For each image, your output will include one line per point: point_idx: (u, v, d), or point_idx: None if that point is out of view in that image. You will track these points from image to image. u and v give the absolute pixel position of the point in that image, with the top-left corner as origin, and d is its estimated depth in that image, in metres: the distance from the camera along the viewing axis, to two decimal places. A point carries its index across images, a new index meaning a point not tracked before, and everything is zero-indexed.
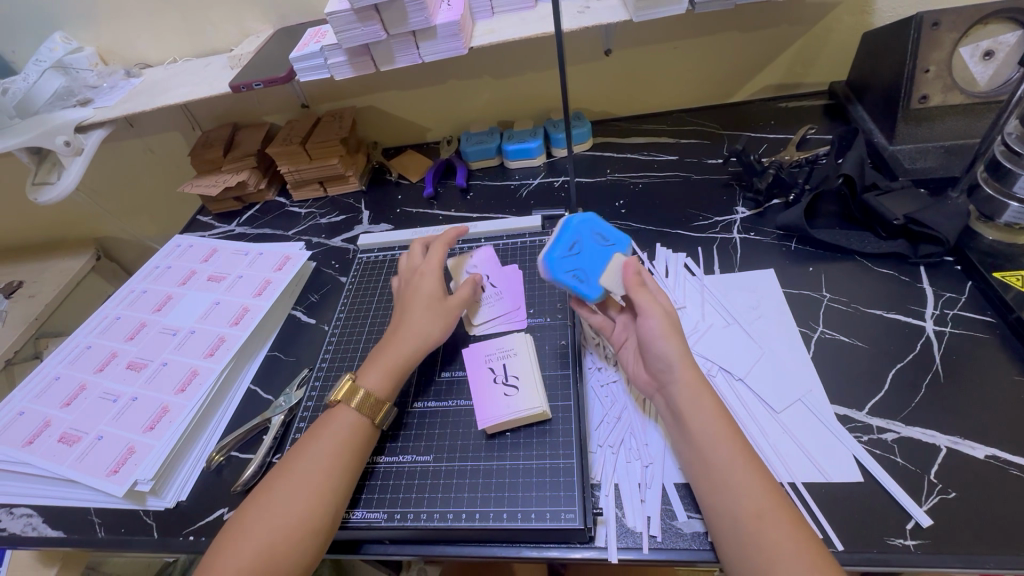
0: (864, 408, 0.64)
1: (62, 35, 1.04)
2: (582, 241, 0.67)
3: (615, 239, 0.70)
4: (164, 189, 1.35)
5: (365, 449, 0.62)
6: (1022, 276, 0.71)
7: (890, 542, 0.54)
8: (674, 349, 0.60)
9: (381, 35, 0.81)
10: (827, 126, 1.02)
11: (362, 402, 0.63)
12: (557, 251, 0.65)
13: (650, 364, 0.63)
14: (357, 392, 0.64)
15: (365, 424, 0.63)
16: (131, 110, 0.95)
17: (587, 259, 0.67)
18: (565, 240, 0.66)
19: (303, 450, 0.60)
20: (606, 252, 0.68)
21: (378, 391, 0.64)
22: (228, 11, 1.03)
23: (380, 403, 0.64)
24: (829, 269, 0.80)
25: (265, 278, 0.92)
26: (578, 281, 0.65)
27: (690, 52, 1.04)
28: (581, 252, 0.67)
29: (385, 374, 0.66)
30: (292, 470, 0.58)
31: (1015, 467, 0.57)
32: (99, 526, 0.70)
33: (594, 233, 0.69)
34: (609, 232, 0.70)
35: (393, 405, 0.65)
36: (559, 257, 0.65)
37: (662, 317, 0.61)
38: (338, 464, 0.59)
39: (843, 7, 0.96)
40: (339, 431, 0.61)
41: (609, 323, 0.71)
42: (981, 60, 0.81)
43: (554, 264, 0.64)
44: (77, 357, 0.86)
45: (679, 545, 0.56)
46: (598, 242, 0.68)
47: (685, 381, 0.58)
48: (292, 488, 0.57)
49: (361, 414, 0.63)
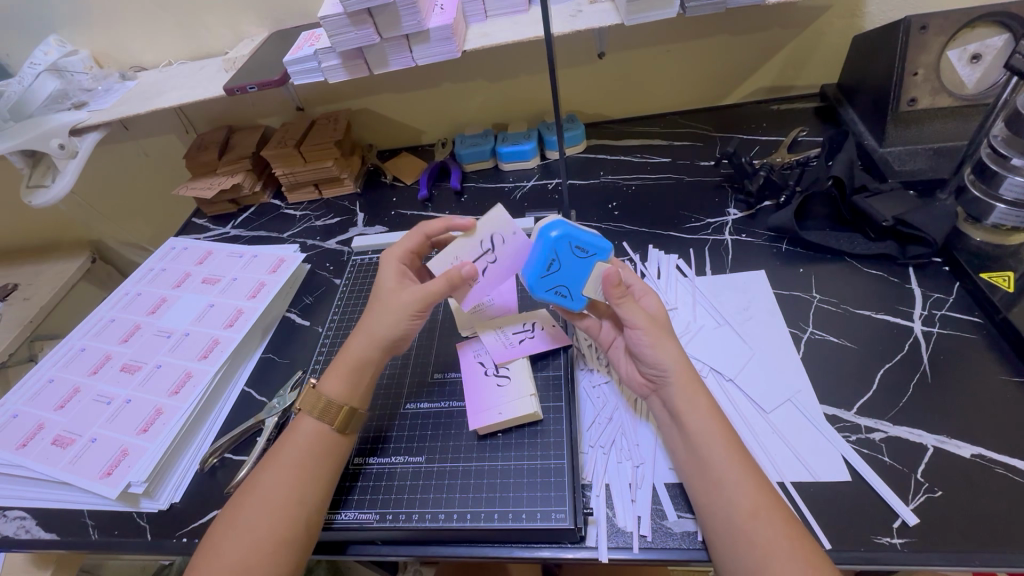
0: (852, 407, 0.65)
1: (57, 38, 1.04)
2: (561, 255, 0.63)
3: (594, 247, 0.63)
4: (160, 191, 1.35)
5: (332, 459, 0.61)
6: (1008, 277, 0.72)
7: (877, 540, 0.54)
8: (666, 353, 0.60)
9: (374, 39, 0.81)
10: (817, 128, 1.03)
11: (322, 411, 0.62)
12: (535, 274, 0.64)
13: (643, 368, 0.62)
14: (317, 400, 0.63)
15: (328, 432, 0.62)
16: (125, 113, 0.95)
17: (567, 274, 0.64)
18: (542, 259, 0.63)
19: (267, 467, 0.59)
20: (586, 265, 0.63)
21: (337, 399, 0.63)
22: (223, 15, 1.03)
23: (339, 408, 0.62)
24: (819, 270, 0.81)
25: (259, 280, 0.92)
26: (563, 296, 0.66)
27: (682, 56, 1.05)
28: (560, 268, 0.63)
29: (343, 379, 0.64)
30: (260, 485, 0.58)
31: (1000, 466, 0.57)
32: (92, 529, 0.70)
33: (571, 245, 0.62)
34: (586, 237, 0.62)
35: (358, 410, 0.63)
36: (538, 279, 0.64)
37: (648, 325, 0.61)
38: (304, 476, 0.58)
39: (833, 11, 0.97)
40: (302, 442, 0.61)
41: (598, 324, 0.71)
42: (968, 63, 0.82)
43: (536, 285, 0.64)
44: (70, 361, 0.86)
45: (669, 544, 0.56)
46: (576, 254, 0.63)
47: (679, 384, 0.58)
48: (262, 502, 0.56)
49: (322, 419, 0.62)
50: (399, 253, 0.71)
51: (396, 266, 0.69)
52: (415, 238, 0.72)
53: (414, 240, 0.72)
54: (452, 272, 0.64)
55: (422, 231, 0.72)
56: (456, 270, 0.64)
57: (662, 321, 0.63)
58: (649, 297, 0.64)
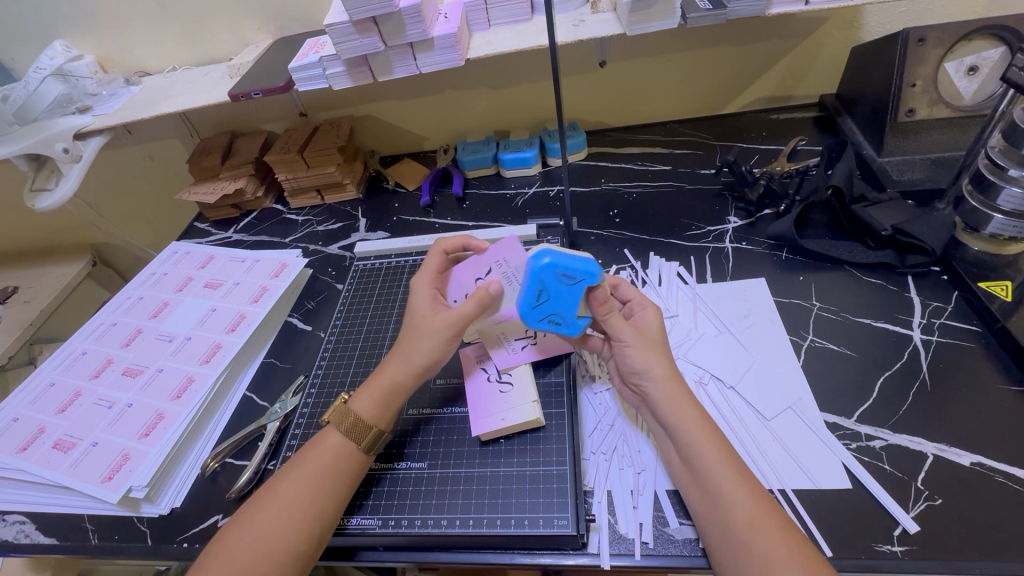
0: (853, 415, 0.65)
1: (62, 43, 1.05)
2: (548, 285, 0.63)
3: (581, 272, 0.61)
4: (161, 195, 1.36)
5: (351, 475, 0.61)
6: (1007, 286, 0.73)
7: (878, 548, 0.54)
8: (655, 364, 0.61)
9: (379, 47, 0.82)
10: (817, 138, 1.04)
11: (350, 428, 0.62)
12: (525, 306, 0.64)
13: (628, 379, 0.64)
14: (346, 417, 0.63)
15: (352, 450, 0.61)
16: (130, 117, 0.96)
17: (559, 302, 0.63)
18: (530, 290, 0.63)
19: (283, 475, 0.59)
20: (576, 291, 0.62)
21: (366, 418, 0.63)
22: (227, 21, 1.04)
23: (368, 428, 0.62)
24: (819, 278, 0.81)
25: (262, 285, 0.92)
26: (559, 323, 0.65)
27: (683, 65, 1.06)
28: (549, 297, 0.63)
29: (374, 400, 0.64)
30: (268, 493, 0.58)
31: (1000, 474, 0.58)
32: (92, 533, 0.70)
33: (556, 272, 0.62)
34: (574, 264, 0.61)
35: (385, 431, 0.63)
36: (529, 311, 0.64)
37: (631, 338, 0.63)
38: (321, 489, 0.58)
39: (832, 22, 0.98)
40: (323, 456, 0.60)
41: (602, 342, 0.71)
42: (965, 75, 0.83)
43: (529, 318, 0.65)
44: (72, 364, 0.86)
45: (671, 551, 0.56)
46: (564, 280, 0.62)
47: (665, 395, 0.59)
48: (274, 511, 0.56)
49: (348, 437, 0.62)
50: (428, 279, 0.71)
51: (428, 293, 0.69)
52: (435, 255, 0.74)
53: (436, 260, 0.73)
54: (480, 292, 0.65)
55: (439, 246, 0.74)
56: (485, 288, 0.65)
57: (653, 333, 0.64)
58: (645, 311, 0.66)
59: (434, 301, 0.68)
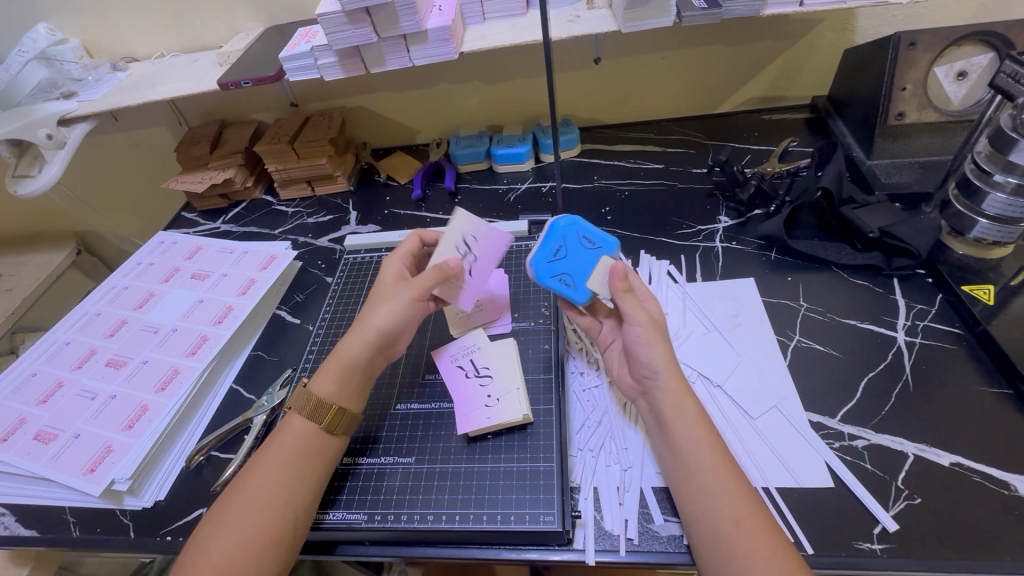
0: (837, 415, 0.66)
1: (46, 26, 1.02)
2: (568, 244, 0.68)
3: (601, 240, 0.68)
4: (148, 183, 1.34)
5: (321, 458, 0.61)
6: (989, 290, 0.74)
7: (859, 545, 0.55)
8: (661, 356, 0.61)
9: (372, 38, 0.81)
10: (808, 139, 1.05)
11: (312, 410, 0.62)
12: (541, 259, 0.67)
13: (634, 369, 0.63)
14: (307, 400, 0.62)
15: (316, 431, 0.61)
16: (116, 104, 0.94)
17: (574, 264, 0.67)
18: (549, 244, 0.67)
19: (256, 464, 0.59)
20: (593, 256, 0.67)
21: (327, 398, 0.62)
22: (217, 8, 1.02)
23: (330, 408, 0.62)
24: (806, 279, 0.82)
25: (250, 277, 0.92)
26: (568, 286, 0.67)
27: (677, 64, 1.06)
28: (566, 255, 0.67)
29: (334, 377, 0.63)
30: (247, 484, 0.57)
31: (977, 474, 0.59)
32: (74, 526, 0.69)
33: (579, 235, 0.68)
34: (595, 231, 0.68)
35: (348, 410, 0.63)
36: (544, 265, 0.67)
37: (647, 325, 0.62)
38: (290, 473, 0.58)
39: (825, 24, 0.99)
40: (290, 440, 0.60)
41: (596, 324, 0.72)
42: (954, 80, 0.84)
43: (541, 271, 0.67)
44: (54, 354, 0.85)
45: (655, 548, 0.57)
46: (584, 245, 0.68)
47: (669, 389, 0.59)
48: (247, 500, 0.56)
49: (311, 418, 0.62)
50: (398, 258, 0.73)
51: (397, 267, 0.72)
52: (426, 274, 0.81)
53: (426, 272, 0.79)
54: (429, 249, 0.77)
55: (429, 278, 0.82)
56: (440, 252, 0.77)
57: (660, 322, 0.64)
58: (650, 301, 0.66)
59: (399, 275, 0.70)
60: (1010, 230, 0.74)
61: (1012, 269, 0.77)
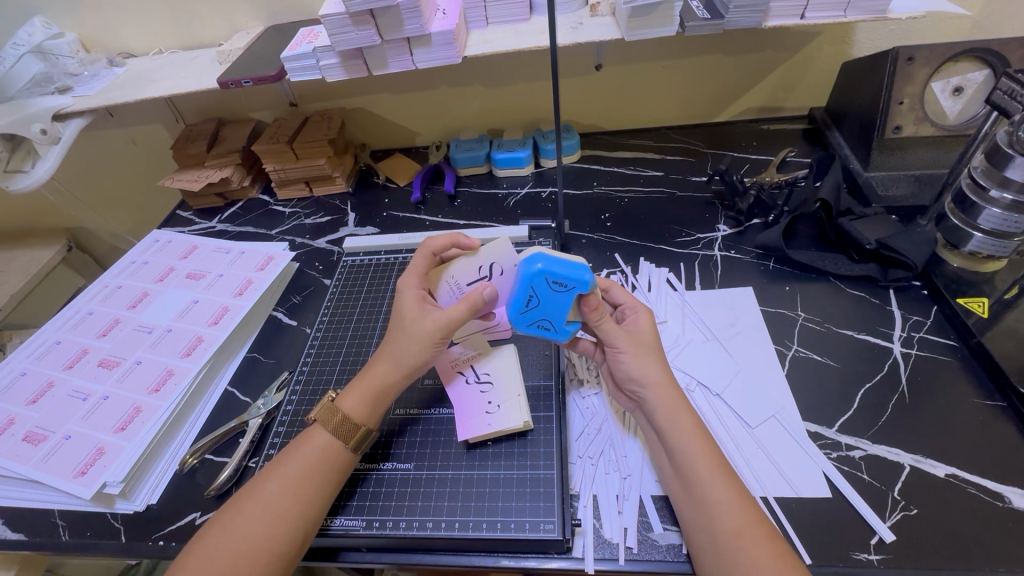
0: (834, 425, 0.67)
1: (43, 20, 1.01)
2: (539, 290, 0.61)
3: (573, 281, 0.59)
4: (141, 181, 1.32)
5: (339, 473, 0.60)
6: (983, 302, 0.75)
7: (856, 556, 0.56)
8: (649, 372, 0.61)
9: (375, 40, 0.81)
10: (805, 149, 1.06)
11: (337, 427, 0.61)
12: (515, 311, 0.63)
13: (624, 386, 0.64)
14: (332, 415, 0.61)
15: (339, 448, 0.60)
16: (113, 100, 0.93)
17: (550, 307, 0.62)
18: (519, 295, 0.62)
19: (270, 473, 0.58)
20: (568, 298, 0.61)
21: (354, 417, 0.62)
22: (217, 5, 1.01)
23: (357, 428, 0.61)
24: (804, 289, 0.83)
25: (247, 278, 0.91)
26: (549, 328, 0.65)
27: (677, 73, 1.07)
28: (539, 302, 0.62)
29: (363, 398, 0.63)
30: (257, 491, 0.57)
31: (972, 486, 0.59)
32: (63, 529, 0.67)
33: (549, 280, 0.60)
34: (564, 272, 0.59)
35: (372, 430, 0.63)
36: (519, 315, 0.64)
37: (629, 346, 0.62)
38: (306, 486, 0.57)
39: (824, 37, 1.00)
40: (311, 453, 0.59)
41: (593, 346, 0.71)
42: (950, 95, 0.85)
43: (517, 321, 0.64)
44: (45, 353, 0.83)
45: (654, 557, 0.57)
46: (554, 289, 0.60)
47: (660, 401, 0.59)
48: (259, 512, 0.55)
49: (335, 436, 0.61)
50: (414, 280, 0.68)
51: (413, 294, 0.67)
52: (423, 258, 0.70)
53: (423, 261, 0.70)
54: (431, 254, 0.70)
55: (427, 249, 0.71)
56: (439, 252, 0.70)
57: (646, 338, 0.63)
58: (638, 315, 0.65)
59: (419, 303, 0.66)
60: (1004, 244, 0.76)
61: (1004, 282, 0.78)
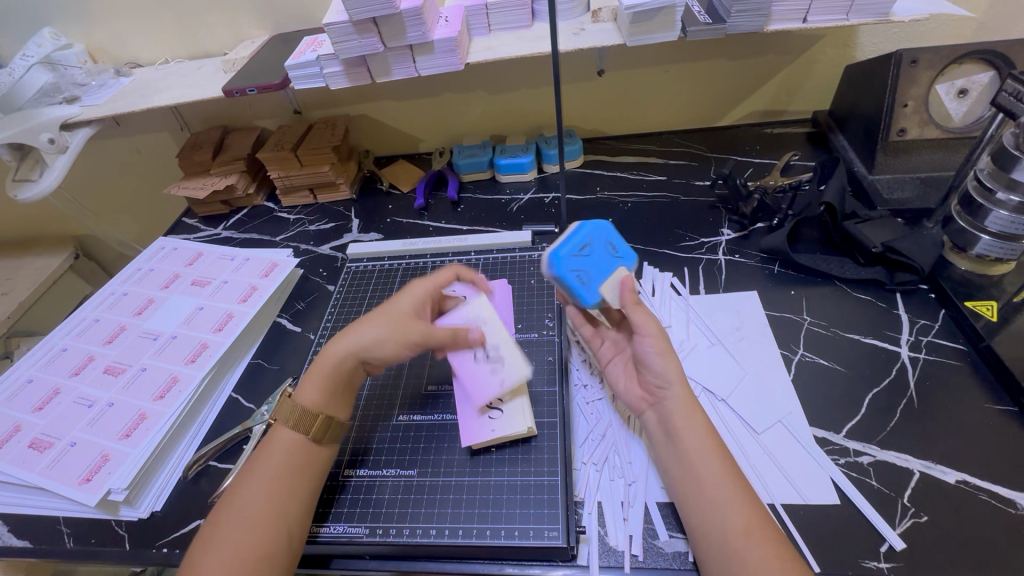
0: (841, 430, 0.66)
1: (50, 31, 1.02)
2: (593, 246, 0.64)
3: (622, 252, 0.65)
4: (148, 189, 1.33)
5: (309, 468, 0.60)
6: (991, 306, 0.74)
7: (866, 564, 0.55)
8: (672, 368, 0.60)
9: (378, 48, 0.81)
10: (809, 153, 1.06)
11: (298, 421, 0.61)
12: (564, 247, 0.62)
13: (645, 380, 0.63)
14: (292, 411, 0.61)
15: (304, 442, 0.61)
16: (120, 110, 0.94)
17: (593, 264, 0.63)
18: (576, 238, 0.63)
19: (244, 477, 0.58)
20: (612, 264, 0.64)
21: (312, 407, 0.62)
22: (223, 15, 1.03)
23: (316, 418, 0.61)
24: (809, 293, 0.82)
25: (251, 284, 0.91)
26: (581, 282, 0.62)
27: (680, 78, 1.07)
28: (590, 254, 0.63)
29: (318, 388, 0.63)
30: (238, 497, 0.56)
31: (984, 492, 0.59)
32: (67, 536, 0.67)
33: (605, 242, 0.65)
34: (619, 244, 0.66)
35: (335, 419, 0.63)
36: (566, 253, 0.62)
37: (658, 335, 0.61)
38: (281, 486, 0.57)
39: (826, 40, 1.00)
40: (278, 452, 0.59)
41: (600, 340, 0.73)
42: (955, 98, 0.85)
43: (557, 259, 0.61)
44: (50, 361, 0.84)
45: (660, 564, 0.56)
46: (608, 252, 0.65)
47: (680, 399, 0.59)
48: (237, 516, 0.55)
49: (298, 429, 0.61)
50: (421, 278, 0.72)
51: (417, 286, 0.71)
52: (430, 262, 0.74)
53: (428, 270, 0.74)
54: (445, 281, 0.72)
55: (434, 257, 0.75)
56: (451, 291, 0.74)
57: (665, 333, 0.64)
58: None
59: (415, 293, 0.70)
60: (1012, 248, 0.75)
61: (1013, 285, 0.77)
